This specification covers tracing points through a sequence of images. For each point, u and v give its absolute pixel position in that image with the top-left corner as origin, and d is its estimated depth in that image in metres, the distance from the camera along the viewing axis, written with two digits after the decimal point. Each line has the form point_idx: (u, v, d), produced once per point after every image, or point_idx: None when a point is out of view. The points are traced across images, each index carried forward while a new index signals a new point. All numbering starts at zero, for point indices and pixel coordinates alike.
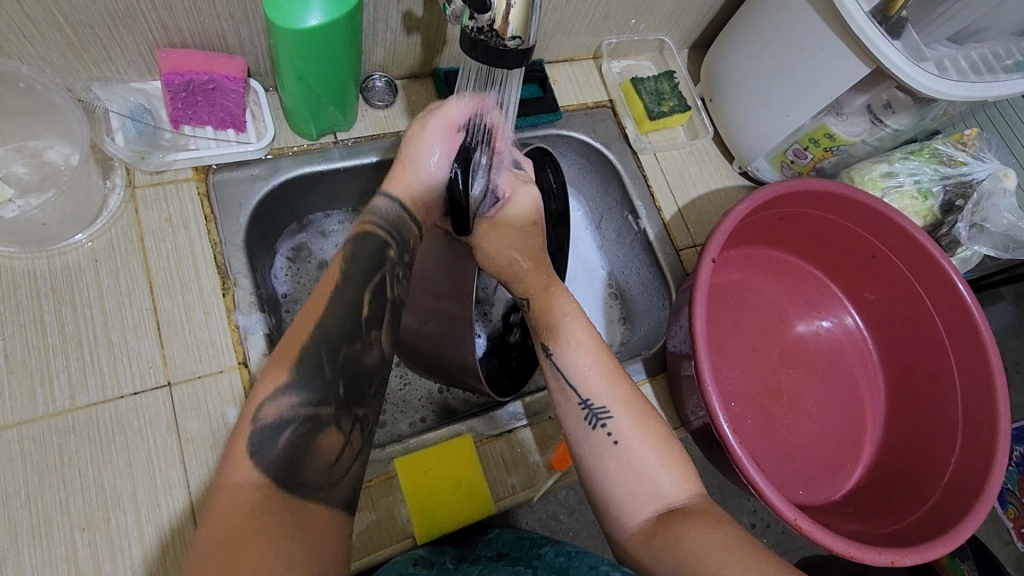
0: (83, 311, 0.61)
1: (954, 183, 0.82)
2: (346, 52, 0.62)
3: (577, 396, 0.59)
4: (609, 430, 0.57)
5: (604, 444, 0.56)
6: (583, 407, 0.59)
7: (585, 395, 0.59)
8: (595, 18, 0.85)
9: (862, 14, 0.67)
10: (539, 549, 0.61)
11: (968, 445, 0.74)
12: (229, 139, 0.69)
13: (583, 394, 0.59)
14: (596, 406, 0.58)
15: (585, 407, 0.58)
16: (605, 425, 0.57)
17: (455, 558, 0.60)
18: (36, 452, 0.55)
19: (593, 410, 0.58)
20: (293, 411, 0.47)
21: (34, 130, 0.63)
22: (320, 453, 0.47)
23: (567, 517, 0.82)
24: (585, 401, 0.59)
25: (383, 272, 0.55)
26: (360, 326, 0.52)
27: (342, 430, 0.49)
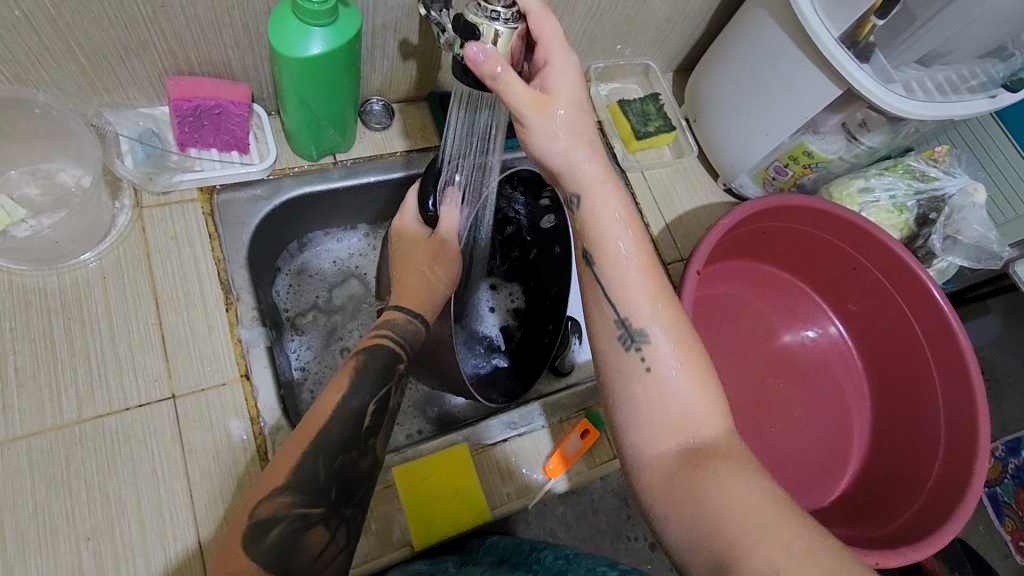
0: (91, 326, 0.63)
1: (928, 198, 0.87)
2: (346, 79, 0.66)
3: (614, 314, 0.56)
4: (642, 356, 0.54)
5: (636, 369, 0.54)
6: (619, 326, 0.55)
7: (624, 313, 0.56)
8: (582, 44, 0.89)
9: (832, 40, 0.72)
10: (538, 553, 0.63)
11: (951, 449, 0.76)
12: (233, 161, 0.72)
13: (622, 313, 0.56)
14: (633, 327, 0.55)
15: (620, 326, 0.55)
16: (641, 349, 0.54)
17: (456, 564, 0.62)
18: (44, 463, 0.57)
19: (631, 332, 0.55)
20: (287, 509, 0.50)
21: (46, 153, 0.65)
22: (307, 548, 0.50)
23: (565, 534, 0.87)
24: (623, 321, 0.55)
25: (389, 388, 0.59)
26: (359, 437, 0.56)
27: (329, 528, 0.52)
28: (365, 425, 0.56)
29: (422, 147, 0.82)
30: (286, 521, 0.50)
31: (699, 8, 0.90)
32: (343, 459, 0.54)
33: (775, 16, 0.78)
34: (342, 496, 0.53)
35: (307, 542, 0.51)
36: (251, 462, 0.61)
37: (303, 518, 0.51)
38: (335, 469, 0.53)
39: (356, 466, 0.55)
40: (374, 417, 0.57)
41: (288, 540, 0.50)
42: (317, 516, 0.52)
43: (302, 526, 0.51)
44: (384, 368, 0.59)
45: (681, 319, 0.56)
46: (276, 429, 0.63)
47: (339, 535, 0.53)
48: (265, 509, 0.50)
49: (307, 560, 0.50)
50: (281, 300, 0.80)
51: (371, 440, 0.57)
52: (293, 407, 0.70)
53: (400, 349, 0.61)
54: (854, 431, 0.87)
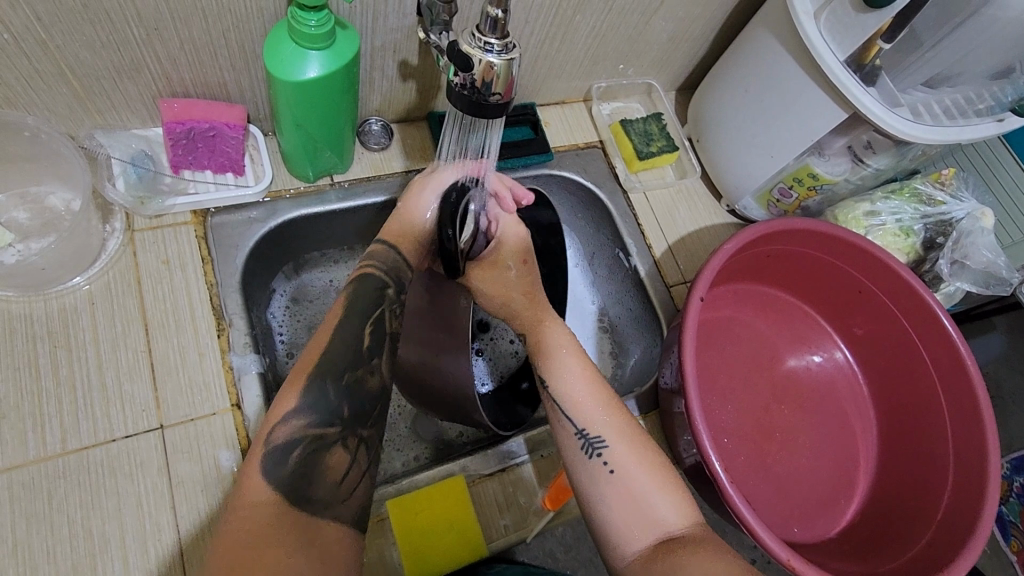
0: (78, 354, 0.61)
1: (934, 222, 0.85)
2: (344, 101, 0.64)
3: (573, 427, 0.60)
4: (605, 459, 0.58)
5: (600, 472, 0.57)
6: (578, 438, 0.60)
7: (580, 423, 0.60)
8: (584, 64, 0.88)
9: (838, 63, 0.71)
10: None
11: (960, 480, 0.74)
12: (228, 183, 0.71)
13: (579, 424, 0.60)
14: (591, 435, 0.59)
15: (580, 437, 0.60)
16: (602, 454, 0.58)
17: None
18: (25, 498, 0.55)
19: (589, 439, 0.59)
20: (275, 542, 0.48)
21: (35, 176, 0.64)
22: (327, 472, 0.51)
23: (564, 555, 0.71)
24: (581, 431, 0.60)
25: (383, 310, 0.60)
26: (363, 357, 0.56)
27: (348, 450, 0.53)
28: (364, 343, 0.57)
29: (421, 167, 0.81)
30: (305, 444, 0.51)
31: (702, 27, 0.89)
32: (353, 374, 0.55)
33: (779, 37, 0.77)
34: (353, 418, 0.54)
35: (328, 465, 0.51)
36: None
37: (320, 440, 0.52)
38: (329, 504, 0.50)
39: (364, 384, 0.56)
40: (373, 337, 0.58)
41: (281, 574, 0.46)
42: (334, 437, 0.52)
43: (319, 448, 0.51)
44: (375, 294, 0.60)
45: (630, 423, 0.61)
46: None
47: (360, 457, 0.54)
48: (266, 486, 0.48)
49: (328, 486, 0.51)
50: (275, 323, 0.78)
51: (375, 359, 0.57)
52: None
53: (388, 278, 0.61)
54: (861, 458, 0.85)
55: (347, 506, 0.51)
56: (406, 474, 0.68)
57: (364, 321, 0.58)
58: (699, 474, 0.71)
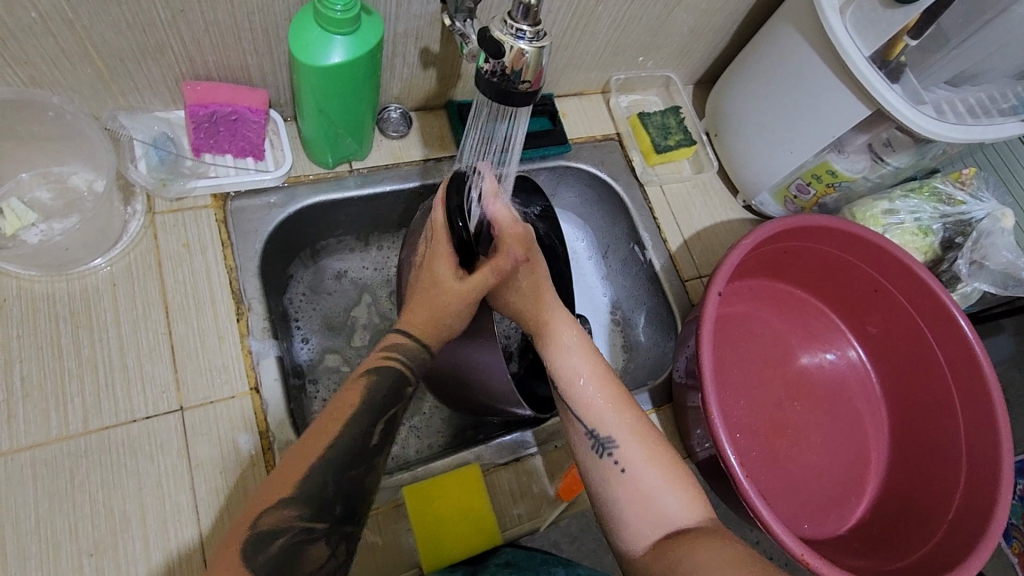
0: (100, 335, 0.62)
1: (953, 221, 0.85)
2: (366, 87, 0.64)
3: (583, 426, 0.60)
4: (615, 459, 0.58)
5: (612, 472, 0.58)
6: (589, 437, 0.60)
7: (590, 424, 0.60)
8: (604, 55, 0.88)
9: (863, 60, 0.70)
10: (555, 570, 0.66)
11: (973, 479, 0.74)
12: (248, 167, 0.71)
13: (589, 423, 0.60)
14: (602, 436, 0.59)
15: (590, 436, 0.60)
16: (612, 454, 0.58)
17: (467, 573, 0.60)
18: (48, 476, 0.56)
19: (600, 439, 0.59)
20: (290, 523, 0.49)
21: (58, 156, 0.64)
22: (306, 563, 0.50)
23: (569, 545, 0.70)
24: (591, 431, 0.60)
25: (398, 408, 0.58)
26: (367, 455, 0.54)
27: (330, 544, 0.52)
28: (371, 442, 0.55)
29: (439, 156, 0.81)
30: (293, 532, 0.49)
31: (724, 21, 0.88)
32: (348, 476, 0.53)
33: (803, 32, 0.77)
34: (344, 515, 0.53)
35: (307, 556, 0.50)
36: (257, 477, 0.60)
37: (308, 531, 0.50)
38: (343, 484, 0.52)
39: (361, 480, 0.54)
40: (380, 436, 0.56)
41: (291, 552, 0.49)
42: (322, 529, 0.51)
43: (305, 539, 0.50)
44: (391, 389, 0.58)
45: (640, 421, 0.60)
46: (285, 444, 0.61)
47: (339, 550, 0.52)
48: (269, 519, 0.49)
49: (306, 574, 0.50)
50: (292, 306, 0.78)
51: (377, 458, 0.55)
52: (301, 419, 0.69)
53: (408, 372, 0.59)
54: (872, 457, 0.85)
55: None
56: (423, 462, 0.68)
57: (376, 418, 0.56)
58: (712, 468, 0.72)
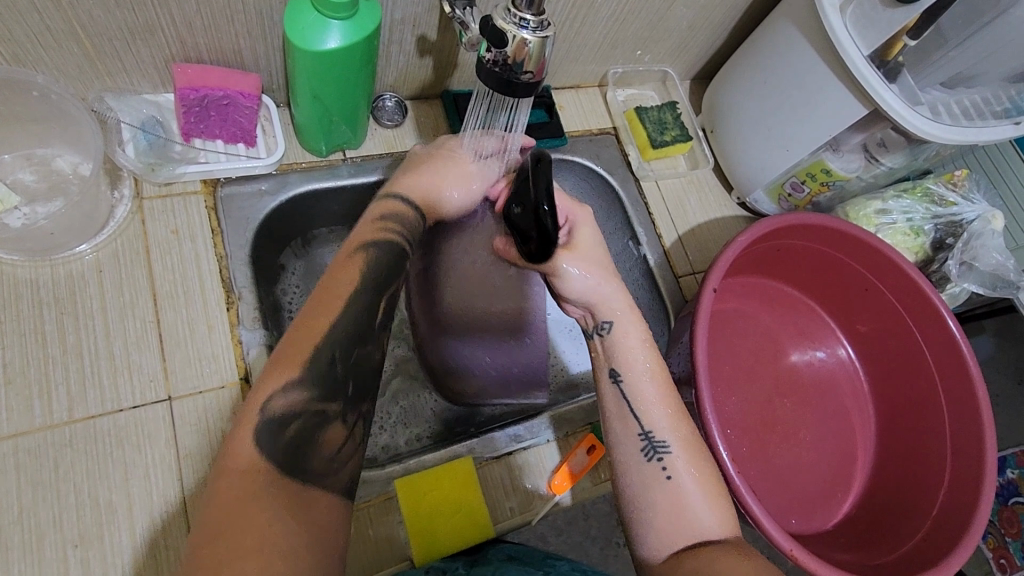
0: (85, 322, 0.60)
1: (945, 222, 0.85)
2: (362, 74, 0.63)
3: (638, 427, 0.60)
4: (664, 464, 0.59)
5: (658, 478, 0.58)
6: (641, 438, 0.60)
7: (646, 425, 0.60)
8: (602, 47, 0.87)
9: (862, 59, 0.70)
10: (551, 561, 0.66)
11: (956, 476, 0.75)
12: (239, 154, 0.69)
13: (646, 425, 0.61)
14: (655, 439, 0.60)
15: (644, 438, 0.60)
16: (662, 458, 0.59)
17: (467, 564, 0.61)
18: (31, 466, 0.54)
19: (654, 443, 0.60)
20: (301, 405, 0.48)
21: (42, 138, 0.62)
22: (321, 445, 0.48)
23: (554, 538, 0.90)
24: (646, 432, 0.60)
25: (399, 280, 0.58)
26: (373, 330, 0.54)
27: (345, 425, 0.51)
28: (377, 315, 0.54)
29: None
30: (304, 416, 0.48)
31: (723, 16, 0.88)
32: (359, 352, 0.52)
33: (802, 30, 0.77)
34: (358, 394, 0.52)
35: (325, 438, 0.49)
36: None
37: (320, 415, 0.49)
38: (352, 362, 0.52)
39: (370, 359, 0.54)
40: (385, 308, 0.56)
41: (308, 434, 0.48)
42: (334, 412, 0.50)
43: (317, 423, 0.49)
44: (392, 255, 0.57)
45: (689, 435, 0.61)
46: None
47: (354, 431, 0.52)
48: (277, 404, 0.47)
49: (321, 459, 0.48)
50: (286, 297, 0.77)
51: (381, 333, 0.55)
52: None
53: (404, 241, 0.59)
54: (859, 454, 0.86)
55: (335, 482, 0.49)
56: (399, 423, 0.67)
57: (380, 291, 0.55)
58: None
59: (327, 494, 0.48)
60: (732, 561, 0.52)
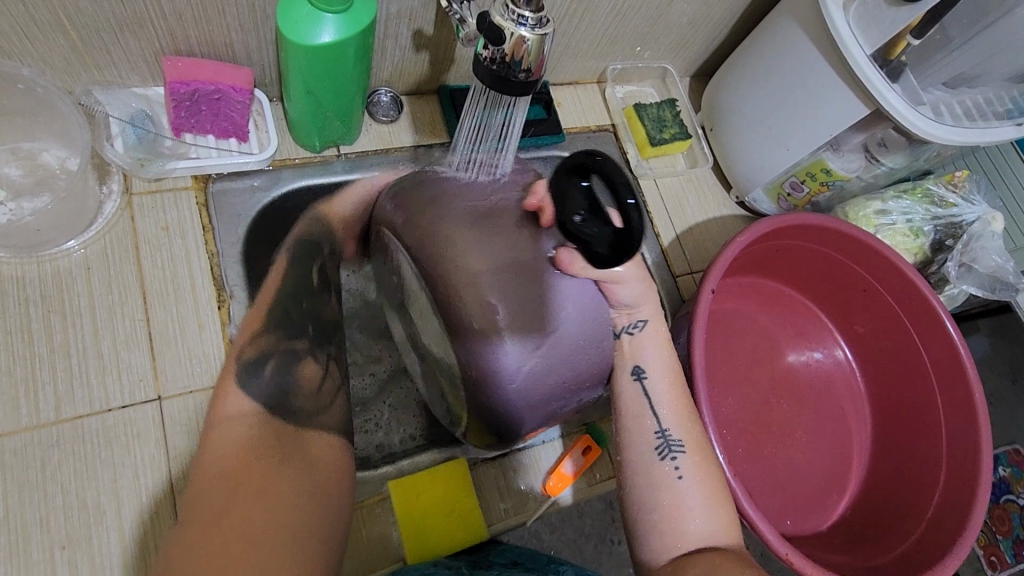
0: (73, 320, 0.59)
1: (945, 224, 0.85)
2: (356, 69, 0.62)
3: (655, 425, 0.61)
4: (676, 464, 0.59)
5: (668, 476, 0.59)
6: (658, 437, 0.61)
7: (663, 426, 0.61)
8: (602, 43, 0.86)
9: (865, 58, 0.69)
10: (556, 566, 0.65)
11: (952, 478, 0.75)
12: (232, 149, 0.68)
13: (662, 424, 0.61)
14: (671, 438, 0.61)
15: (659, 436, 0.61)
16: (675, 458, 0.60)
17: (470, 564, 0.60)
18: (17, 467, 0.53)
19: (668, 442, 0.60)
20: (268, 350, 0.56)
21: (28, 131, 0.61)
22: (305, 379, 0.56)
23: (548, 535, 0.89)
24: (661, 431, 0.61)
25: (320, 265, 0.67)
26: (312, 288, 0.64)
27: (318, 362, 0.59)
28: (313, 281, 0.65)
29: (430, 142, 0.79)
30: (277, 356, 0.56)
31: (724, 13, 0.87)
32: (309, 304, 0.62)
33: (804, 28, 0.76)
34: (319, 334, 0.61)
35: (302, 375, 0.56)
36: None
37: (292, 352, 0.57)
38: (306, 308, 0.62)
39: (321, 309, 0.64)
40: (318, 277, 0.66)
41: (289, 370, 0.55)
42: (304, 350, 0.58)
43: (292, 359, 0.57)
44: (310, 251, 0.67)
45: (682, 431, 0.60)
46: None
47: (331, 369, 0.60)
48: (250, 351, 0.55)
49: (308, 392, 0.55)
50: None
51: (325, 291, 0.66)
52: None
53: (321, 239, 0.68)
54: (855, 455, 0.86)
55: (327, 414, 0.55)
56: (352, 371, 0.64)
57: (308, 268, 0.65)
58: None
59: (322, 431, 0.53)
60: (726, 567, 0.52)
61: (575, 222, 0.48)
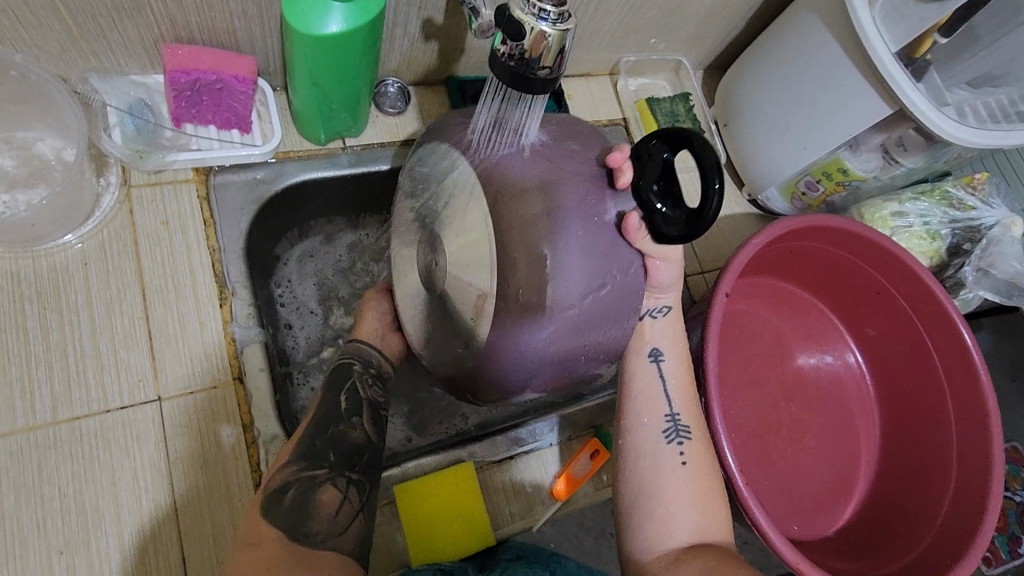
0: (70, 318, 0.57)
1: (963, 227, 0.83)
2: (363, 60, 0.59)
3: (665, 408, 0.61)
4: (681, 450, 0.59)
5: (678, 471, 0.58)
6: (667, 421, 0.61)
7: (674, 409, 0.61)
8: (616, 34, 0.83)
9: (890, 55, 0.67)
10: (559, 559, 0.63)
11: (961, 486, 0.74)
12: (234, 141, 0.65)
13: (673, 407, 0.61)
14: (680, 422, 0.61)
15: (669, 420, 0.61)
16: (681, 442, 0.60)
17: (477, 568, 0.60)
18: (13, 469, 0.52)
19: (676, 425, 0.60)
20: (293, 474, 0.52)
21: (23, 120, 0.59)
22: (320, 507, 0.51)
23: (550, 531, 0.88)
24: (671, 415, 0.61)
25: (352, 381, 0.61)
26: (340, 412, 0.57)
27: (338, 487, 0.53)
28: (341, 407, 0.58)
29: None
30: (296, 483, 0.51)
31: (742, 5, 0.84)
32: (335, 429, 0.56)
33: (827, 22, 0.73)
34: (343, 457, 0.55)
35: (320, 500, 0.51)
36: (240, 472, 0.57)
37: (311, 479, 0.52)
38: (329, 435, 0.55)
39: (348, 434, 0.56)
40: (349, 401, 0.59)
41: (303, 500, 0.51)
42: (324, 475, 0.53)
43: (311, 486, 0.52)
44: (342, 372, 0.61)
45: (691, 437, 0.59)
46: (270, 439, 0.58)
47: (352, 495, 0.53)
48: (276, 478, 0.51)
49: (322, 518, 0.51)
50: (278, 290, 0.74)
51: (354, 416, 0.58)
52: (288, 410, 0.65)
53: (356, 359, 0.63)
54: (863, 459, 0.85)
55: (341, 538, 0.51)
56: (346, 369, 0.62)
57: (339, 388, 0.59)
58: None
59: (334, 553, 0.50)
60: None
61: (650, 191, 0.46)
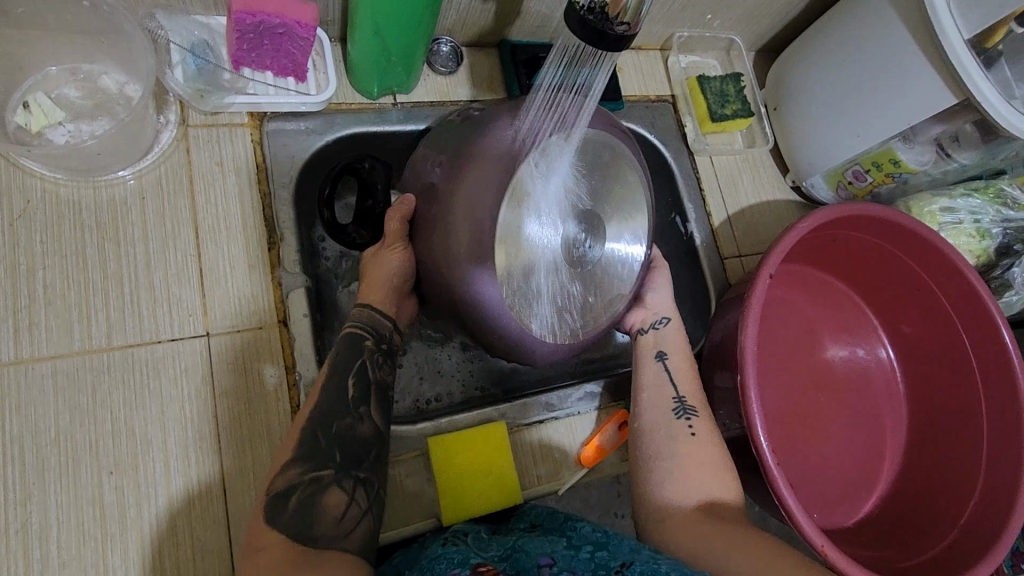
0: (126, 249, 0.59)
1: (1014, 228, 0.82)
2: (426, 14, 0.59)
3: (673, 391, 0.64)
4: (690, 422, 0.62)
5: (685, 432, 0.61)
6: (675, 400, 0.64)
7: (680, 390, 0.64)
8: (672, 8, 0.82)
9: (962, 43, 0.65)
10: (574, 523, 0.58)
11: (989, 487, 0.74)
12: (289, 88, 0.66)
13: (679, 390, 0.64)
14: (687, 402, 0.63)
15: (676, 400, 0.64)
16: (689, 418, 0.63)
17: (489, 530, 0.59)
18: (69, 389, 0.54)
19: (683, 404, 0.63)
20: (297, 478, 0.50)
21: (91, 53, 0.60)
22: (326, 510, 0.49)
23: None
24: (679, 396, 0.64)
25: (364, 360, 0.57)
26: (348, 405, 0.55)
27: (343, 490, 0.51)
28: (350, 394, 0.55)
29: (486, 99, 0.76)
30: (300, 488, 0.49)
31: None
32: (342, 424, 0.54)
33: (897, 8, 0.71)
34: (349, 459, 0.53)
35: (325, 504, 0.50)
36: (281, 411, 0.58)
37: (316, 481, 0.50)
38: (335, 433, 0.53)
39: (355, 430, 0.54)
40: (358, 387, 0.56)
41: (307, 505, 0.49)
42: (329, 478, 0.51)
43: (315, 490, 0.50)
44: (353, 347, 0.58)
45: None
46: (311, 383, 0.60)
47: (358, 497, 0.52)
48: (279, 482, 0.50)
49: (329, 522, 0.49)
50: None
51: (363, 408, 0.55)
52: None
53: (366, 334, 0.59)
54: (887, 455, 0.85)
55: (348, 540, 0.49)
56: (441, 316, 0.60)
57: (347, 374, 0.56)
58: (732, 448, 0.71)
59: (342, 553, 0.48)
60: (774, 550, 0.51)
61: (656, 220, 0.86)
